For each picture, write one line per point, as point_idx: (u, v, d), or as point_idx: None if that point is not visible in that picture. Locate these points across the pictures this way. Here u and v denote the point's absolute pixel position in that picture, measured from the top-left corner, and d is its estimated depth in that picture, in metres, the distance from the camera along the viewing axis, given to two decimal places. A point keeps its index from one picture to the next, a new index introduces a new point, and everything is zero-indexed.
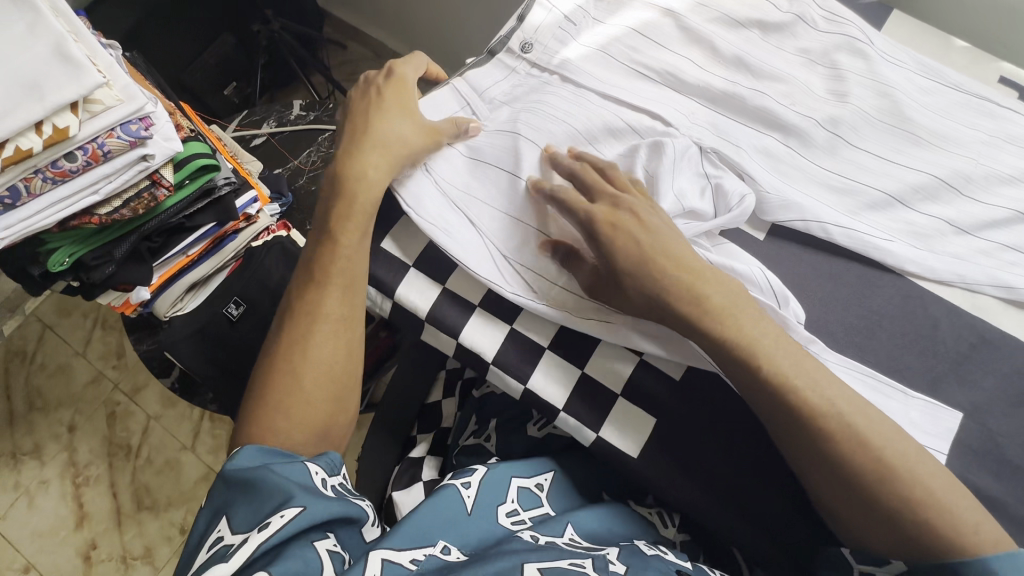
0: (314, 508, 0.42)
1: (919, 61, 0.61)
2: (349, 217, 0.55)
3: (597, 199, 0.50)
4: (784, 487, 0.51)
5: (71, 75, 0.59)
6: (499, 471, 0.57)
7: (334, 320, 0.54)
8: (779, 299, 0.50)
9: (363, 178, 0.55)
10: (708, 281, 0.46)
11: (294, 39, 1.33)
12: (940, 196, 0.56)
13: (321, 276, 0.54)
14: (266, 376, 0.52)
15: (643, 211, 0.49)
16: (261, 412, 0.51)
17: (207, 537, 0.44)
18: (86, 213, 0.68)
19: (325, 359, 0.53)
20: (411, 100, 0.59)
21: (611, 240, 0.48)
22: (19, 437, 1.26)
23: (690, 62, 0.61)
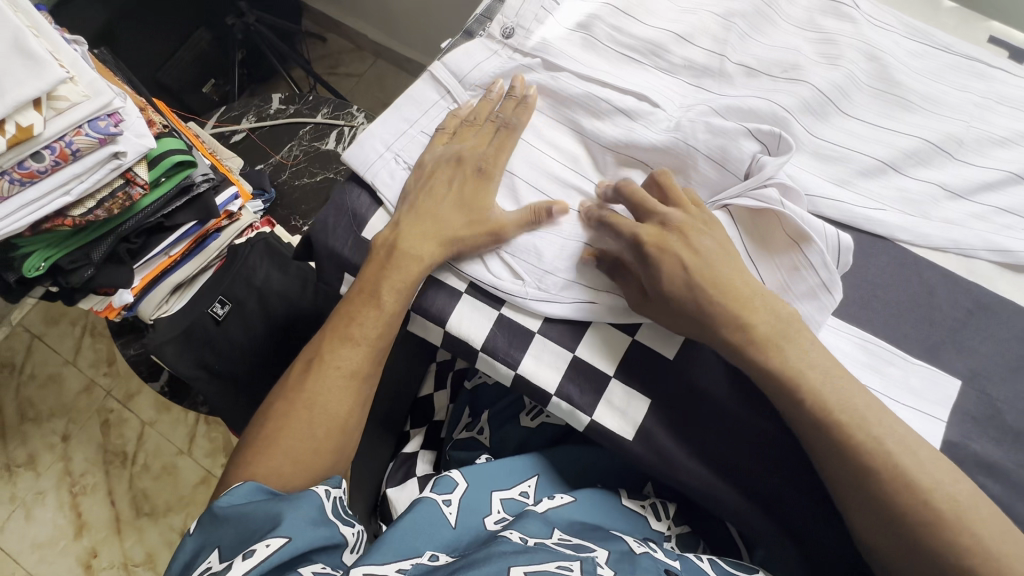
0: (300, 538, 0.42)
1: (907, 23, 0.59)
2: (389, 279, 0.53)
3: (645, 217, 0.50)
4: (782, 458, 0.50)
5: (31, 70, 0.56)
6: (478, 484, 0.57)
7: (353, 377, 0.54)
8: (840, 259, 0.49)
9: (415, 245, 0.53)
10: (758, 311, 0.46)
11: (270, 31, 1.29)
12: (932, 160, 0.54)
13: (352, 329, 0.54)
14: (279, 416, 0.53)
15: (693, 231, 0.49)
16: (270, 451, 0.51)
17: (196, 566, 0.44)
18: (58, 215, 0.66)
19: (340, 415, 0.53)
20: (488, 196, 0.55)
21: (657, 258, 0.48)
22: (12, 449, 1.25)
23: (678, 34, 0.58)
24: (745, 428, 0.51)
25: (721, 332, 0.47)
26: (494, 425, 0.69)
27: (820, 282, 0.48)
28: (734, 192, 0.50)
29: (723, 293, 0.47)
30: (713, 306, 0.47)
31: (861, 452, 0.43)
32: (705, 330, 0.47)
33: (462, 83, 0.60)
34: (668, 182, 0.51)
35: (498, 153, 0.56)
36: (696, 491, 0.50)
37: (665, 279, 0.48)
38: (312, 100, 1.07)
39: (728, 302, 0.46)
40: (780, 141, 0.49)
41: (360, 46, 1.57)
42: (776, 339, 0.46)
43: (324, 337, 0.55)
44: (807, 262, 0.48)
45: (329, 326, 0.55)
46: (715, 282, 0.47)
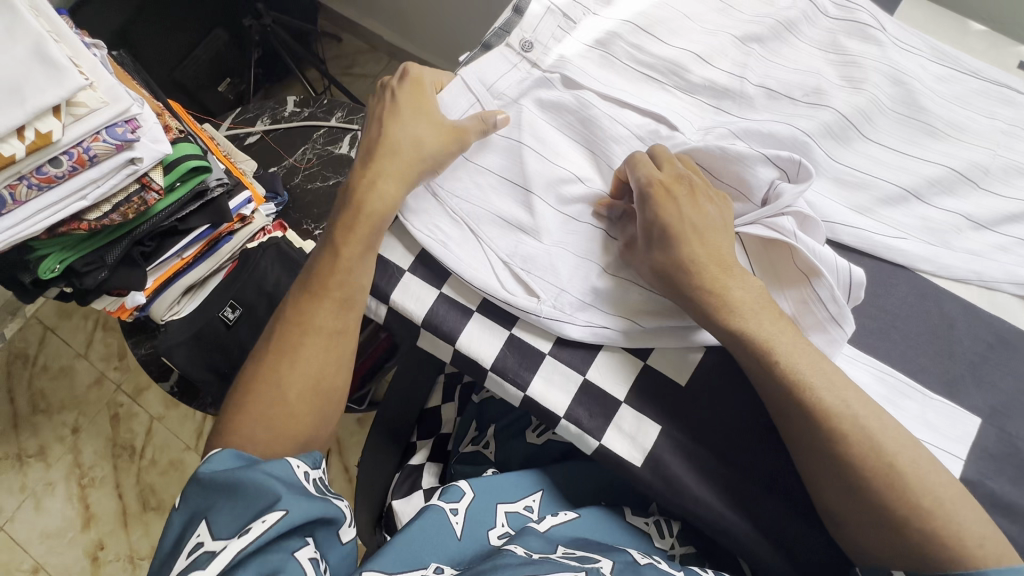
0: (296, 510, 0.42)
1: (934, 47, 0.58)
2: (353, 232, 0.54)
3: (664, 166, 0.50)
4: (792, 489, 0.49)
5: (53, 77, 0.57)
6: (485, 494, 0.57)
7: (328, 336, 0.53)
8: (851, 293, 0.48)
9: (378, 192, 0.54)
10: (734, 276, 0.47)
11: (286, 32, 1.29)
12: (957, 189, 0.54)
13: (315, 286, 0.54)
14: (251, 382, 0.52)
15: (702, 195, 0.49)
16: (243, 417, 0.51)
17: (187, 540, 0.43)
18: (73, 219, 0.67)
19: (312, 372, 0.52)
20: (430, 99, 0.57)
21: (659, 202, 0.48)
22: (23, 439, 1.26)
23: (699, 53, 0.58)
24: (757, 457, 0.50)
25: (692, 290, 0.47)
26: (500, 441, 0.69)
27: (830, 316, 0.47)
28: (749, 219, 0.49)
29: (708, 254, 0.47)
30: (698, 264, 0.47)
31: (874, 488, 0.42)
32: (676, 284, 0.48)
33: (489, 91, 0.58)
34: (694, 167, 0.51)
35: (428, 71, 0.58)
36: (704, 520, 0.50)
37: (665, 230, 0.48)
38: (327, 103, 1.07)
39: (711, 262, 0.47)
40: (799, 168, 0.48)
41: (375, 47, 1.56)
42: (753, 306, 0.46)
43: (293, 299, 0.55)
44: (817, 296, 0.47)
45: (299, 290, 0.55)
46: (706, 246, 0.47)
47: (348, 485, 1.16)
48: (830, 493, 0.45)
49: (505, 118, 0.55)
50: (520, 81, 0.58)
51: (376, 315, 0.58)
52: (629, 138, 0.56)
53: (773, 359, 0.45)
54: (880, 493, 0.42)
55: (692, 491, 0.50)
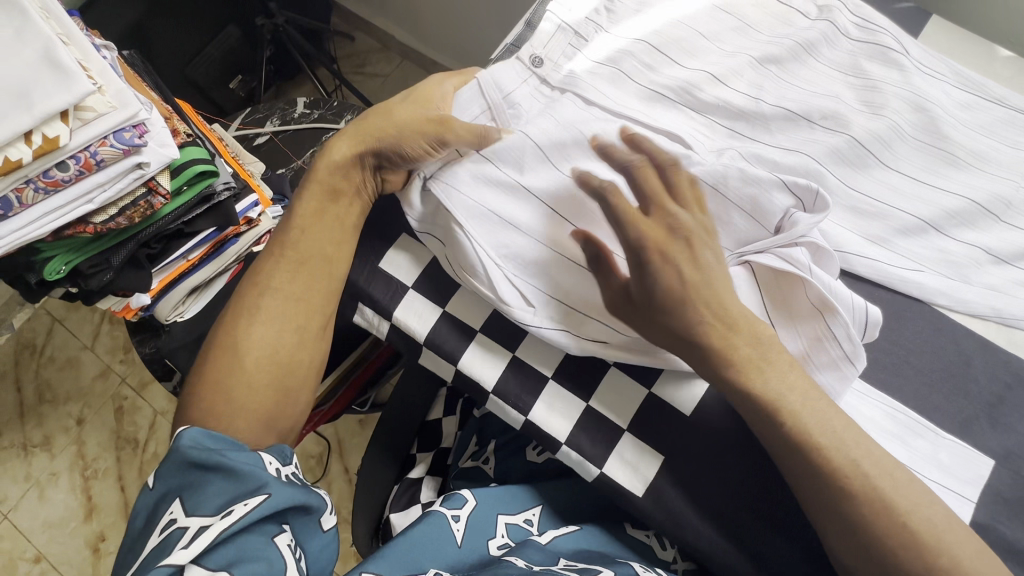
0: (280, 496, 0.42)
1: (958, 72, 0.57)
2: (310, 200, 0.54)
3: (652, 215, 0.47)
4: (796, 526, 0.49)
5: (61, 83, 0.56)
6: (487, 503, 0.57)
7: (285, 305, 0.53)
8: (867, 330, 0.47)
9: (335, 161, 0.54)
10: (742, 331, 0.44)
11: (298, 32, 1.28)
12: (977, 222, 0.52)
13: (278, 251, 0.54)
14: (211, 354, 0.52)
15: (699, 243, 0.46)
16: (203, 385, 0.51)
17: (159, 516, 0.42)
18: (80, 222, 0.67)
19: (272, 341, 0.52)
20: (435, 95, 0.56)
21: (654, 266, 0.45)
22: (29, 429, 1.27)
23: (716, 74, 0.56)
24: (762, 492, 0.49)
25: (697, 350, 0.45)
26: (499, 457, 0.68)
27: (844, 355, 0.46)
28: (757, 247, 0.48)
29: (711, 311, 0.44)
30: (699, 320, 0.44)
31: (884, 532, 0.41)
32: (681, 346, 0.45)
33: (502, 98, 0.55)
34: (683, 187, 0.47)
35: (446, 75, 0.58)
36: (705, 553, 0.49)
37: (660, 291, 0.45)
38: (336, 105, 1.06)
39: (713, 313, 0.44)
40: (817, 200, 0.48)
41: (387, 46, 1.55)
42: (766, 353, 0.45)
43: (253, 269, 0.55)
44: (831, 334, 0.46)
45: (261, 261, 0.56)
46: (707, 301, 0.44)
47: (348, 486, 1.16)
48: (835, 535, 0.44)
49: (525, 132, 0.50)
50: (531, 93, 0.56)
51: (378, 331, 0.57)
52: None
53: (779, 393, 0.44)
54: (888, 537, 0.41)
55: (693, 524, 0.49)
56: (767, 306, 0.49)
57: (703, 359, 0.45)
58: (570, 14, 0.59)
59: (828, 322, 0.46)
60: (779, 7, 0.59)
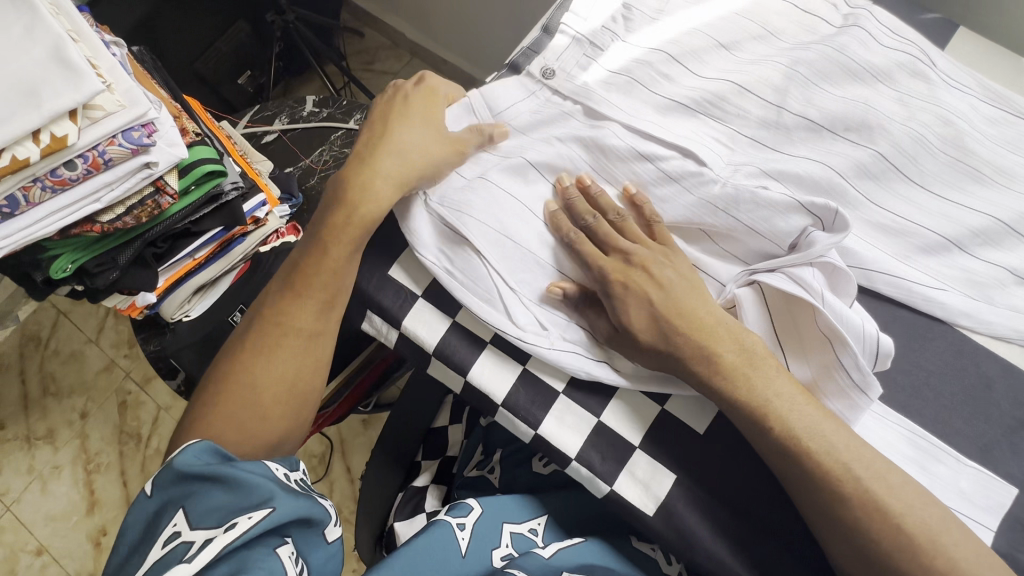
0: (283, 510, 0.41)
1: (986, 85, 0.55)
2: (340, 232, 0.53)
3: (609, 253, 0.51)
4: (811, 550, 0.48)
5: (70, 81, 0.55)
6: (493, 513, 0.56)
7: (303, 336, 0.53)
8: (877, 358, 0.45)
9: (372, 194, 0.53)
10: (722, 339, 0.46)
11: (307, 27, 1.26)
12: (1002, 241, 0.51)
13: (299, 284, 0.54)
14: (226, 379, 0.52)
15: (656, 265, 0.49)
16: (214, 413, 0.51)
17: (162, 527, 0.42)
18: (87, 221, 0.66)
19: (288, 376, 0.53)
20: (436, 113, 0.57)
21: (620, 296, 0.49)
22: (32, 422, 1.28)
23: (741, 83, 0.55)
24: (776, 513, 0.48)
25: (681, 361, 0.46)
26: (505, 466, 0.68)
27: (854, 384, 0.45)
28: (771, 265, 0.48)
29: (688, 326, 0.46)
30: (678, 339, 0.46)
31: (906, 562, 0.40)
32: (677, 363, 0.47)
33: (497, 119, 0.57)
34: (626, 222, 0.52)
35: (439, 84, 0.60)
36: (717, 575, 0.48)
37: (630, 314, 0.48)
38: (345, 104, 1.05)
39: (692, 333, 0.46)
40: (835, 218, 0.47)
41: (397, 44, 1.54)
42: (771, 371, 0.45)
43: (274, 297, 0.55)
44: (840, 363, 0.45)
45: (282, 287, 0.55)
46: (684, 321, 0.47)
47: (350, 486, 1.15)
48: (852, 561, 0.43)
49: (501, 132, 0.55)
50: (536, 110, 0.57)
51: (387, 339, 0.56)
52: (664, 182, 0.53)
53: (797, 415, 0.43)
54: (911, 567, 0.40)
55: (706, 545, 0.48)
56: (775, 330, 0.48)
57: (700, 373, 0.46)
58: (585, 22, 0.59)
59: (834, 348, 0.45)
60: (802, 16, 0.58)
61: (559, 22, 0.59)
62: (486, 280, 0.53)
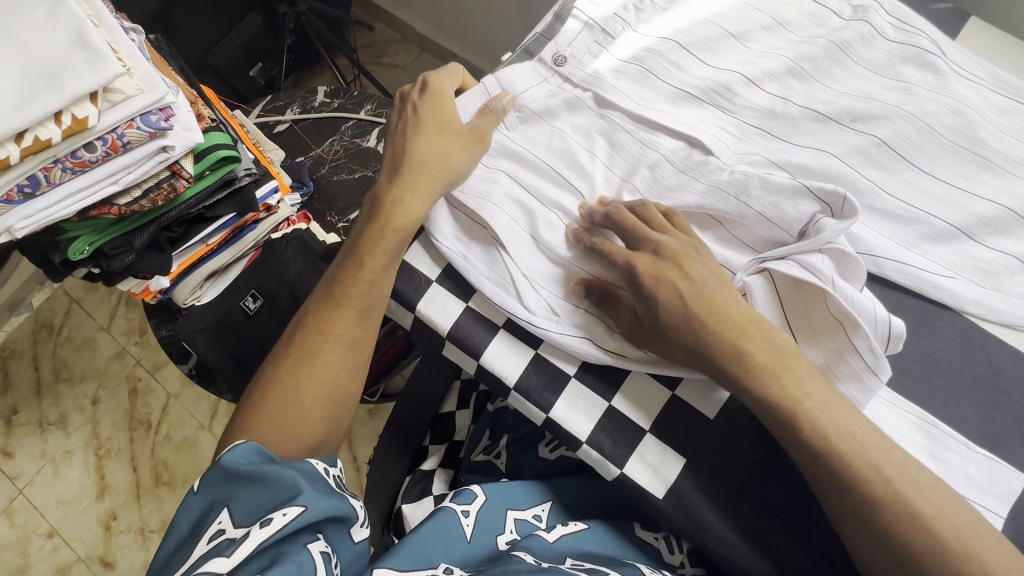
0: (316, 508, 0.42)
1: (996, 76, 0.55)
2: (375, 239, 0.53)
3: (638, 248, 0.49)
4: (819, 535, 0.48)
5: (92, 64, 0.57)
6: (496, 499, 0.57)
7: (341, 341, 0.52)
8: (890, 341, 0.46)
9: (405, 209, 0.54)
10: (754, 339, 0.45)
11: (317, 19, 1.26)
12: (1012, 229, 0.51)
13: (337, 295, 0.53)
14: (266, 385, 0.51)
15: (687, 259, 0.48)
16: (255, 418, 0.49)
17: (204, 525, 0.42)
18: (105, 203, 0.67)
19: (330, 379, 0.51)
20: (449, 110, 0.56)
21: (652, 291, 0.47)
22: (45, 407, 1.30)
23: (747, 74, 0.56)
24: (784, 497, 0.49)
25: (720, 364, 0.45)
26: (511, 452, 0.69)
27: (867, 367, 0.46)
28: (780, 252, 0.48)
29: (722, 323, 0.45)
30: (713, 338, 0.45)
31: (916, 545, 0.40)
32: (710, 360, 0.45)
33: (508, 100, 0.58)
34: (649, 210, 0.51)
35: (447, 80, 0.58)
36: (724, 557, 0.49)
37: (663, 311, 0.46)
38: (356, 95, 1.06)
39: (728, 330, 0.45)
40: (844, 203, 0.47)
41: (406, 38, 1.55)
42: (789, 356, 0.45)
43: (311, 307, 0.54)
44: (853, 347, 0.45)
45: (319, 299, 0.54)
46: (715, 314, 0.45)
47: (356, 474, 1.17)
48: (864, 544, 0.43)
49: (509, 96, 0.56)
50: (549, 95, 0.58)
51: (403, 320, 0.58)
52: (671, 169, 0.54)
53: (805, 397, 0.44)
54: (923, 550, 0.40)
55: (714, 528, 0.49)
56: (790, 323, 0.49)
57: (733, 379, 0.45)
58: (597, 9, 0.59)
59: (845, 331, 0.45)
60: (812, 6, 0.58)
61: (570, 10, 0.59)
62: (500, 268, 0.54)
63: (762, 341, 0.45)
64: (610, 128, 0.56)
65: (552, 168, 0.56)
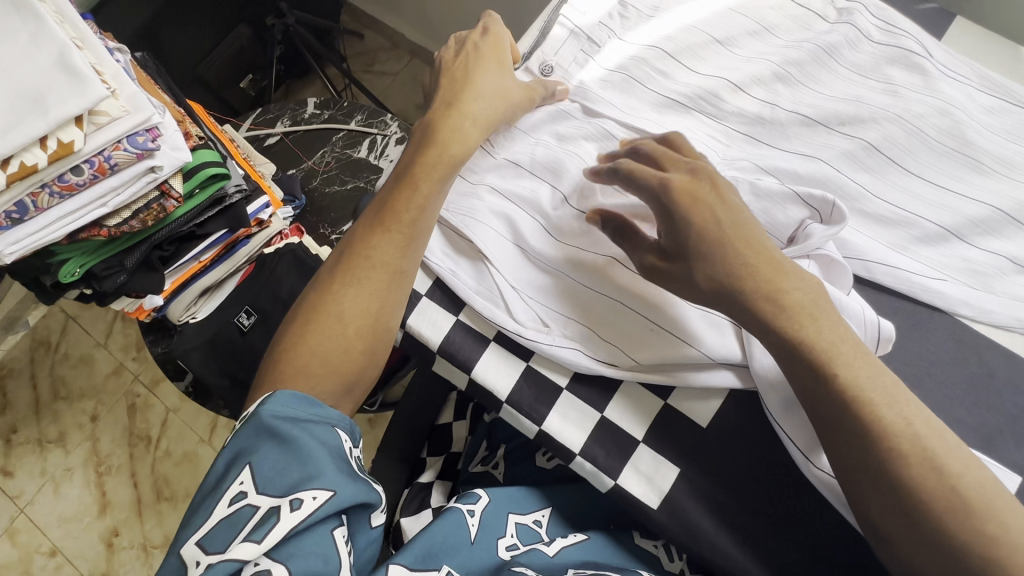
0: (343, 495, 0.43)
1: (983, 76, 0.55)
2: (426, 163, 0.52)
3: (670, 171, 0.46)
4: (815, 543, 0.48)
5: (76, 89, 0.56)
6: (500, 502, 0.57)
7: (387, 269, 0.51)
8: (880, 343, 0.46)
9: (459, 134, 0.52)
10: (789, 277, 0.42)
11: (306, 30, 1.26)
12: (1002, 230, 0.51)
13: (386, 218, 0.51)
14: (311, 307, 0.50)
15: (723, 185, 0.45)
16: (301, 339, 0.49)
17: (229, 480, 0.43)
18: (94, 225, 0.67)
19: (375, 307, 0.50)
20: (507, 56, 0.57)
21: (686, 214, 0.43)
22: (44, 425, 1.29)
23: (735, 81, 0.56)
24: (780, 505, 0.49)
25: (748, 299, 0.42)
26: (509, 462, 0.70)
27: None
28: None
29: (756, 255, 0.42)
30: (749, 270, 0.42)
31: None
32: (737, 297, 0.42)
33: None
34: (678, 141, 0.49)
35: (505, 28, 0.58)
36: (721, 567, 0.49)
37: (695, 235, 0.43)
38: (346, 106, 1.05)
39: (760, 262, 0.42)
40: (832, 209, 0.47)
41: (397, 44, 1.55)
42: (807, 308, 0.42)
43: (358, 227, 0.53)
44: None
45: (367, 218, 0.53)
46: (750, 243, 0.42)
47: None
48: None
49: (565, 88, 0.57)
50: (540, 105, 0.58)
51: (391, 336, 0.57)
52: None
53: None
54: None
55: (711, 537, 0.49)
56: None
57: (759, 316, 0.42)
58: (583, 17, 0.59)
59: None
60: (797, 10, 0.58)
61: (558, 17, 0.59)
62: (488, 280, 0.54)
63: (792, 278, 0.42)
64: (599, 136, 0.56)
65: (541, 179, 0.56)
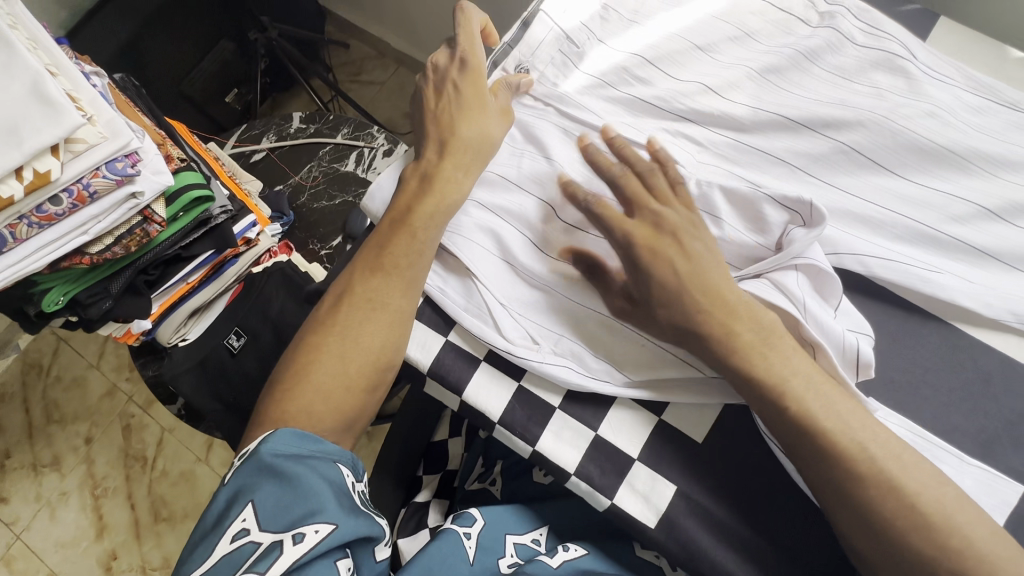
0: (346, 529, 0.42)
1: (968, 75, 0.55)
2: (425, 204, 0.52)
3: (635, 216, 0.48)
4: (816, 556, 0.47)
5: (49, 118, 0.55)
6: (496, 522, 0.56)
7: (387, 309, 0.50)
8: (859, 368, 0.45)
9: (455, 181, 0.53)
10: (742, 318, 0.44)
11: (289, 42, 1.25)
12: (992, 232, 0.50)
13: (386, 258, 0.51)
14: (309, 350, 0.50)
15: (686, 235, 0.47)
16: (301, 382, 0.48)
17: (229, 518, 0.42)
18: (76, 253, 0.66)
19: (375, 348, 0.49)
20: (480, 77, 0.55)
21: (647, 265, 0.47)
22: (37, 449, 1.28)
23: (711, 85, 0.55)
24: (779, 520, 0.48)
25: (704, 340, 0.45)
26: (505, 478, 0.69)
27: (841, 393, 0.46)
28: (755, 270, 0.48)
29: (711, 300, 0.45)
30: (706, 318, 0.44)
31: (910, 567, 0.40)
32: (691, 340, 0.46)
33: None
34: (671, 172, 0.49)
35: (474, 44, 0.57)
36: None
37: (656, 285, 0.46)
38: (332, 119, 1.05)
39: (714, 306, 0.44)
40: (811, 211, 0.46)
41: (383, 53, 1.54)
42: (757, 348, 0.44)
43: (356, 268, 0.53)
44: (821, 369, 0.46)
45: (364, 260, 0.53)
46: (708, 291, 0.45)
47: None
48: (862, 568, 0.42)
49: (528, 80, 0.57)
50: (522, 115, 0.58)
51: None
52: None
53: (790, 421, 0.43)
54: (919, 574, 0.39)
55: (711, 555, 0.48)
56: None
57: (714, 357, 0.45)
58: (568, 17, 0.59)
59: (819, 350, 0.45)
60: (779, 14, 0.57)
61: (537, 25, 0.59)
62: (476, 297, 0.53)
63: (751, 321, 0.44)
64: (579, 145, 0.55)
65: (527, 193, 0.55)
